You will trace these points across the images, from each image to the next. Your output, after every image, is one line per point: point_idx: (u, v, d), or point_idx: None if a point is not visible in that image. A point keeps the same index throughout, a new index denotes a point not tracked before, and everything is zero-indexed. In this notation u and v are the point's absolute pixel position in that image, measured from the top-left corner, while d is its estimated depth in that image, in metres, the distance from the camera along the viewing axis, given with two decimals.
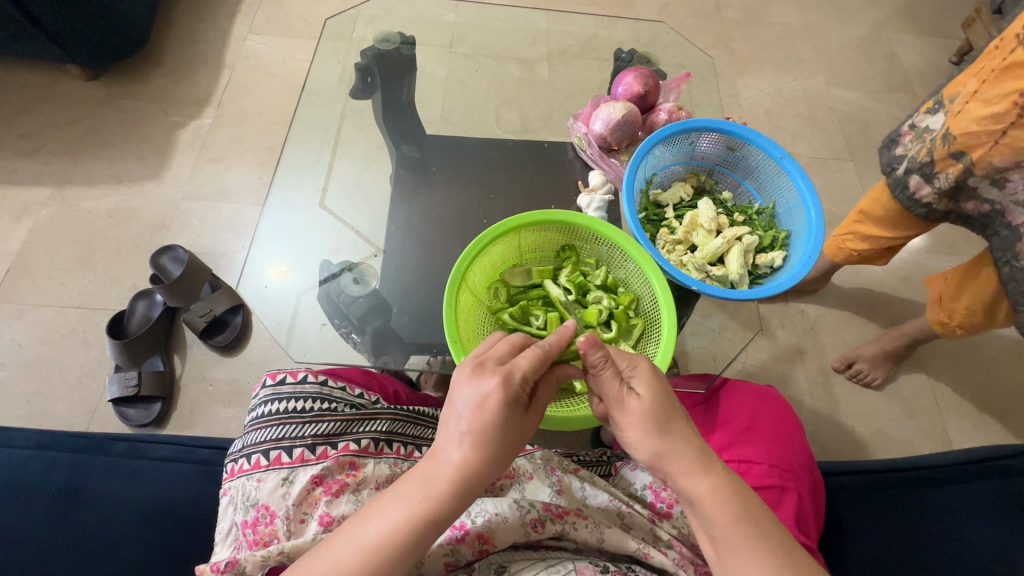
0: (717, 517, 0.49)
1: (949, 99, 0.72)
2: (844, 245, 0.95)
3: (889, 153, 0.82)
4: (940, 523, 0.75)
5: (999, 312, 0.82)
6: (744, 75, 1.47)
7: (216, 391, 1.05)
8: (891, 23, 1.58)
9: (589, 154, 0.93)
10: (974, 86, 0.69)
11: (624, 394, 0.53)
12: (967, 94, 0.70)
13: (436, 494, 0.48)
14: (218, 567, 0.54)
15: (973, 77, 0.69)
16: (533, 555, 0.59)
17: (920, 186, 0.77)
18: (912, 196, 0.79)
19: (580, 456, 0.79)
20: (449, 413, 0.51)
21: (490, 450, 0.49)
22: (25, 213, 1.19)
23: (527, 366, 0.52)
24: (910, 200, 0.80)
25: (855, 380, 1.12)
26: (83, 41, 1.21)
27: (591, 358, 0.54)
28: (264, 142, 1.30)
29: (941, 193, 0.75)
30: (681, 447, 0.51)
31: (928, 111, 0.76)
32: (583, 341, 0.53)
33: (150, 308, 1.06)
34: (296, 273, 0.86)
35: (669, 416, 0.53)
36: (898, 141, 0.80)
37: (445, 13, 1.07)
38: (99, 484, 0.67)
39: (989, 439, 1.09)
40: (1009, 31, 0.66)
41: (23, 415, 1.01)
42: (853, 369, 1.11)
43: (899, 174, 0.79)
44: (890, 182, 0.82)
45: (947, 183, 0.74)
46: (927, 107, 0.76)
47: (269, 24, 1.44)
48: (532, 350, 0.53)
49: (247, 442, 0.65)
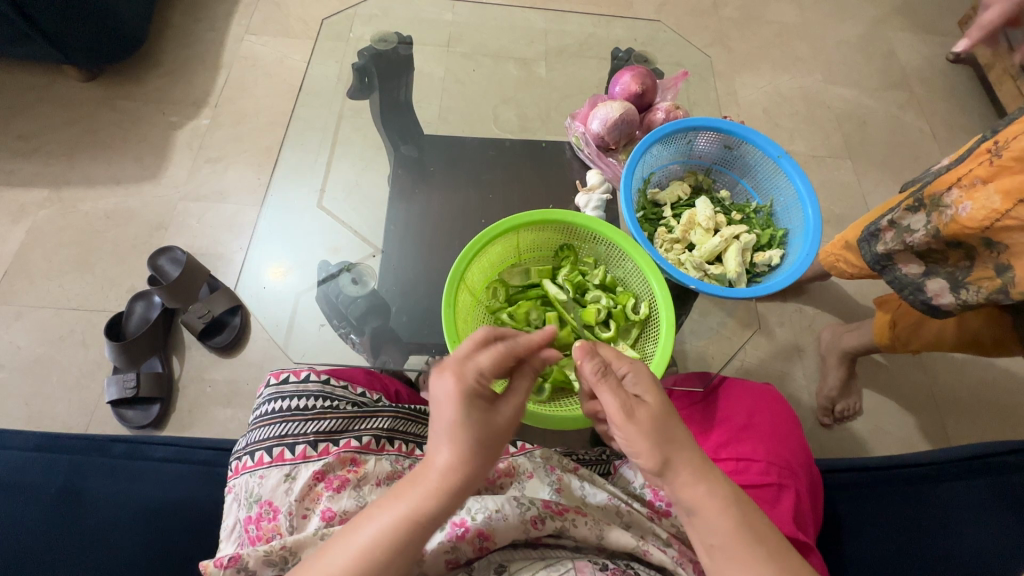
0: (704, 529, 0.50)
1: (956, 206, 0.66)
2: (836, 264, 0.88)
3: (869, 249, 0.78)
4: (940, 520, 0.75)
5: (964, 344, 0.83)
6: (741, 73, 1.47)
7: (215, 392, 1.05)
8: (888, 20, 1.58)
9: (587, 153, 0.93)
10: (1001, 200, 0.62)
11: (635, 401, 0.53)
12: (991, 207, 0.62)
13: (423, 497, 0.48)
14: (221, 562, 0.54)
15: (989, 188, 0.63)
16: (532, 553, 0.60)
17: (940, 294, 0.71)
18: (928, 302, 0.73)
19: (580, 455, 0.79)
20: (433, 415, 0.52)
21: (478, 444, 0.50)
22: (23, 215, 1.19)
23: (485, 362, 0.53)
24: (925, 306, 0.74)
25: (829, 416, 1.09)
26: (81, 41, 1.21)
27: (592, 366, 0.55)
28: (263, 142, 1.30)
29: (965, 306, 0.69)
30: (687, 455, 0.52)
31: (916, 212, 0.71)
32: (583, 350, 0.56)
33: (149, 309, 1.07)
34: (295, 273, 0.86)
35: (675, 423, 0.53)
36: (877, 237, 0.77)
37: (443, 12, 1.07)
38: (98, 485, 0.67)
39: (985, 436, 1.10)
40: (1018, 141, 0.60)
41: (21, 417, 1.01)
42: (837, 413, 1.08)
43: (911, 274, 0.74)
44: (893, 283, 0.76)
45: (979, 298, 0.67)
46: (907, 206, 0.72)
47: (266, 24, 1.44)
48: (494, 347, 0.54)
49: (252, 439, 0.65)
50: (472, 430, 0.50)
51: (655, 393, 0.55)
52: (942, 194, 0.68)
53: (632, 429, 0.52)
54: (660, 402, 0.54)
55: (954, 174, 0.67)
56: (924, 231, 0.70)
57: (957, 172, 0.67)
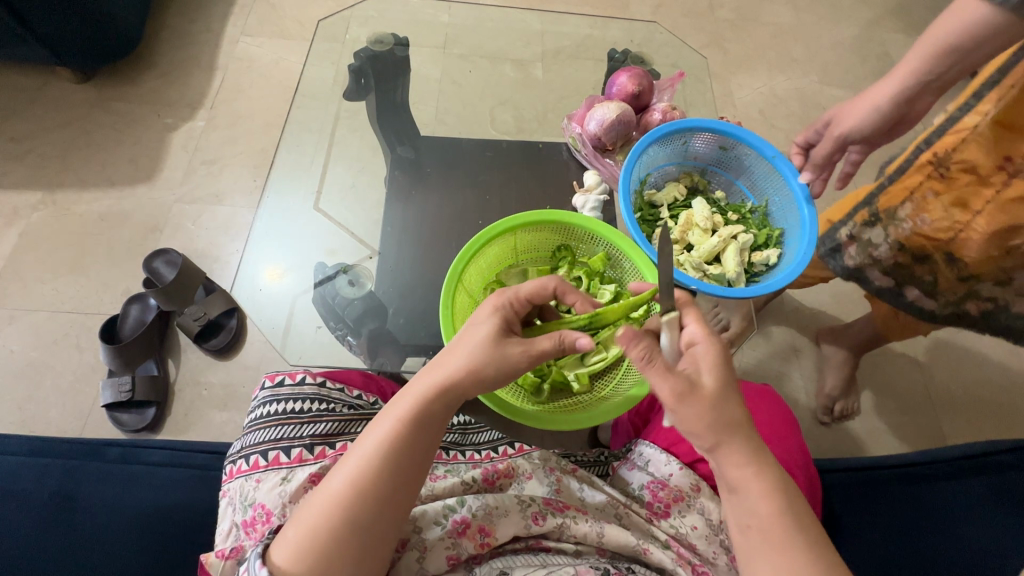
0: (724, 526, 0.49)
1: (913, 221, 0.75)
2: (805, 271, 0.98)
3: (837, 262, 0.87)
4: (935, 519, 0.75)
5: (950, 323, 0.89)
6: (737, 75, 1.48)
7: (211, 395, 1.04)
8: (882, 22, 1.59)
9: (584, 154, 0.93)
10: (959, 212, 0.70)
11: (687, 380, 0.48)
12: (949, 220, 0.72)
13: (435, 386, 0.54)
14: (222, 555, 0.55)
15: (941, 201, 0.71)
16: (534, 560, 0.58)
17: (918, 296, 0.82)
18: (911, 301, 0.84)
19: (577, 456, 0.78)
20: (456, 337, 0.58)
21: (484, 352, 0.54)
22: (16, 217, 1.18)
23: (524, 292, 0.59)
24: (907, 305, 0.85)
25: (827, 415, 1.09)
26: (74, 43, 1.20)
27: (637, 350, 0.49)
28: (259, 144, 1.29)
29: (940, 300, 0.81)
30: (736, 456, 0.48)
31: (874, 227, 0.80)
32: (625, 333, 0.49)
33: (144, 312, 1.06)
34: (291, 275, 0.85)
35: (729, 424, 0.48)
36: (841, 251, 0.86)
37: (439, 14, 1.06)
38: (93, 490, 0.67)
39: (981, 435, 1.10)
40: (960, 153, 0.68)
41: (15, 421, 1.00)
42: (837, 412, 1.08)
43: (880, 281, 0.84)
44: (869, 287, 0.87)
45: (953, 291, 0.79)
46: (863, 221, 0.81)
47: (262, 26, 1.44)
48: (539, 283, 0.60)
49: (247, 442, 0.65)
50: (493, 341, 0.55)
51: (716, 378, 0.49)
52: (895, 209, 0.76)
53: (686, 413, 0.48)
54: (721, 384, 0.49)
55: (903, 187, 0.75)
56: (886, 246, 0.79)
57: (904, 185, 0.75)
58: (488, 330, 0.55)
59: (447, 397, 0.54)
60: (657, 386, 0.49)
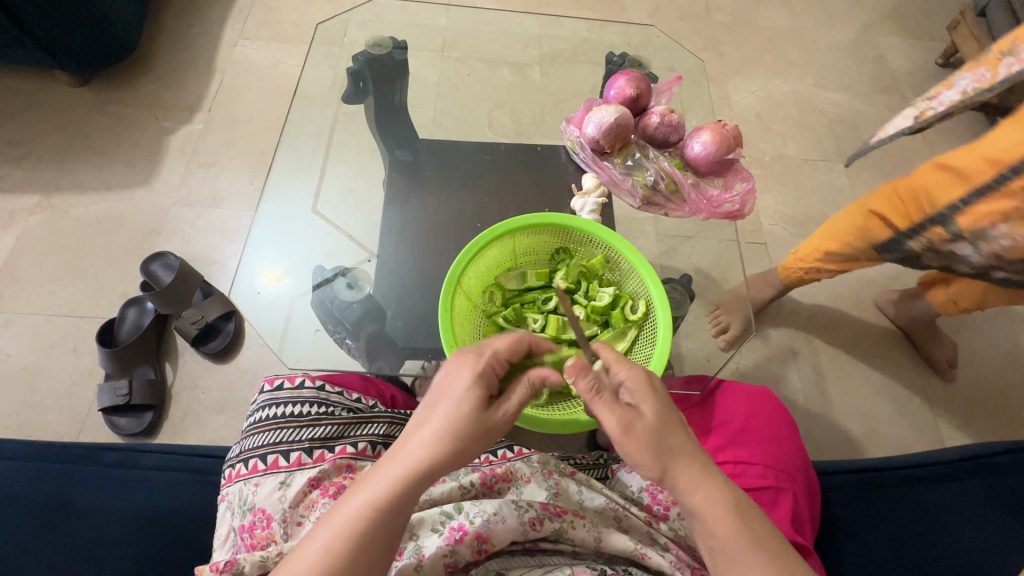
0: (717, 529, 0.49)
1: (1010, 239, 0.71)
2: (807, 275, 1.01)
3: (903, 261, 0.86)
4: (934, 520, 0.76)
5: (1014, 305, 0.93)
6: (734, 78, 1.48)
7: (208, 399, 1.04)
8: (878, 26, 1.60)
9: (583, 157, 0.93)
10: None
11: (628, 411, 0.52)
12: None
13: (405, 468, 0.48)
14: (217, 567, 0.53)
15: None
16: (530, 560, 0.59)
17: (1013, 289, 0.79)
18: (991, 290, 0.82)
19: (577, 459, 0.78)
20: (429, 397, 0.54)
21: (461, 423, 0.50)
22: (13, 221, 1.18)
23: (502, 348, 0.56)
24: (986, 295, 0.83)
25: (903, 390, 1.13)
26: (72, 46, 1.20)
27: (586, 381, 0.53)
28: (257, 148, 1.29)
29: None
30: (682, 466, 0.51)
31: (958, 243, 0.75)
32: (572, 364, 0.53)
33: (142, 315, 1.05)
34: (289, 278, 0.85)
35: (671, 436, 0.51)
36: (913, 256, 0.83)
37: (437, 18, 1.07)
38: (90, 494, 0.66)
39: (979, 436, 1.10)
40: None
41: (12, 426, 0.99)
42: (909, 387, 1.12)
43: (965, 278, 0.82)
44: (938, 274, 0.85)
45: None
46: (943, 238, 0.77)
47: (260, 29, 1.44)
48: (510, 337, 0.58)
49: (245, 446, 0.65)
50: (469, 412, 0.51)
51: (655, 409, 0.52)
52: (985, 228, 0.72)
53: (631, 443, 0.51)
54: (658, 412, 0.52)
55: (991, 209, 0.70)
56: (976, 256, 0.76)
57: (991, 208, 0.70)
58: (467, 403, 0.51)
59: (421, 478, 0.48)
60: (606, 419, 0.52)
